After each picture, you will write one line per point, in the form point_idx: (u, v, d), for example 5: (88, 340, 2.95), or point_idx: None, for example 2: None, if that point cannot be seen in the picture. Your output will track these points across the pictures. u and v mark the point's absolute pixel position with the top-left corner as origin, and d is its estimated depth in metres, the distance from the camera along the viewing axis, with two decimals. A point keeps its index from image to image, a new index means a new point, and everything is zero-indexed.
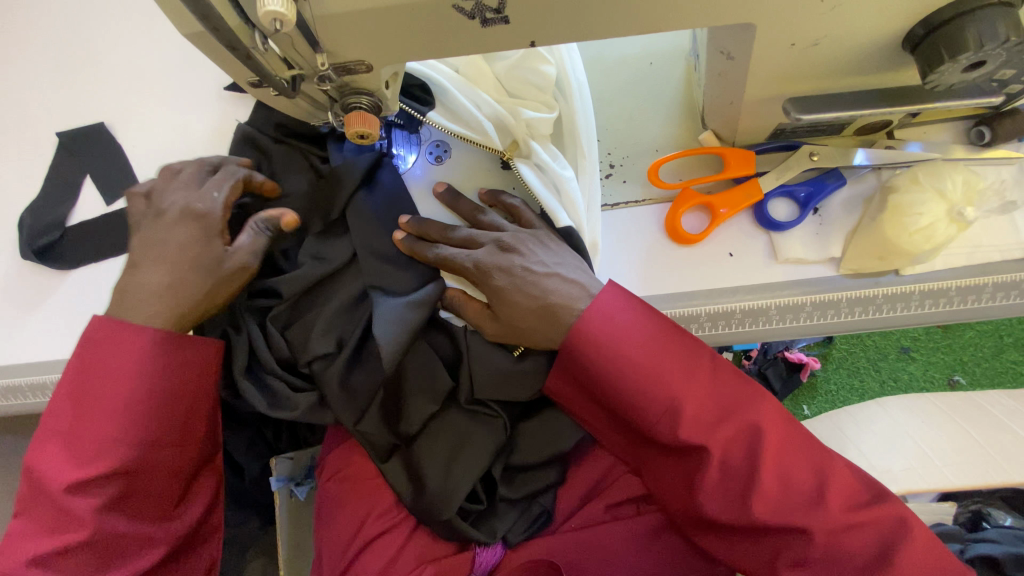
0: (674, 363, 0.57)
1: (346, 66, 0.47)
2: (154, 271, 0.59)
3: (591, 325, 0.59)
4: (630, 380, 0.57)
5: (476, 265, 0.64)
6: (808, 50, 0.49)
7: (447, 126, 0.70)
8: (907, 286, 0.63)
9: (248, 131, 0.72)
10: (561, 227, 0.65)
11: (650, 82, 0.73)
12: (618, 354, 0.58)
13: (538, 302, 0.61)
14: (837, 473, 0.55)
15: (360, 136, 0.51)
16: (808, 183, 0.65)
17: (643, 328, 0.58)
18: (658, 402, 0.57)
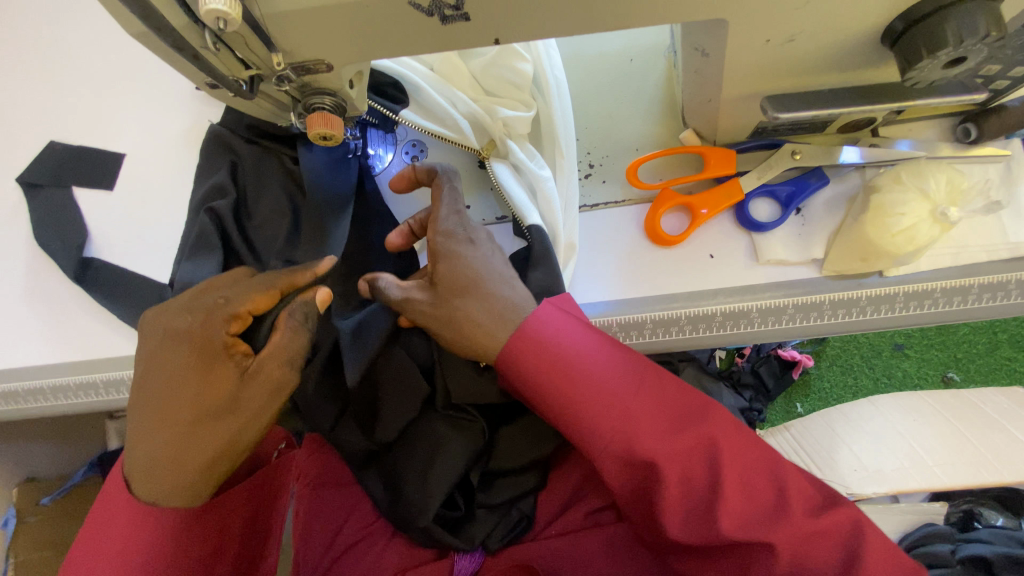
0: (621, 379, 0.54)
1: (305, 65, 0.46)
2: (150, 434, 0.48)
3: (532, 343, 0.54)
4: (578, 401, 0.53)
5: (445, 235, 0.56)
6: (784, 46, 0.47)
7: (419, 125, 0.68)
8: (891, 287, 0.62)
9: (223, 133, 0.73)
10: (531, 226, 0.63)
11: (631, 78, 0.71)
12: (563, 374, 0.54)
13: (474, 288, 0.55)
14: (793, 478, 0.54)
15: (323, 138, 0.50)
16: (790, 182, 0.64)
17: (586, 345, 0.55)
18: (606, 424, 0.53)
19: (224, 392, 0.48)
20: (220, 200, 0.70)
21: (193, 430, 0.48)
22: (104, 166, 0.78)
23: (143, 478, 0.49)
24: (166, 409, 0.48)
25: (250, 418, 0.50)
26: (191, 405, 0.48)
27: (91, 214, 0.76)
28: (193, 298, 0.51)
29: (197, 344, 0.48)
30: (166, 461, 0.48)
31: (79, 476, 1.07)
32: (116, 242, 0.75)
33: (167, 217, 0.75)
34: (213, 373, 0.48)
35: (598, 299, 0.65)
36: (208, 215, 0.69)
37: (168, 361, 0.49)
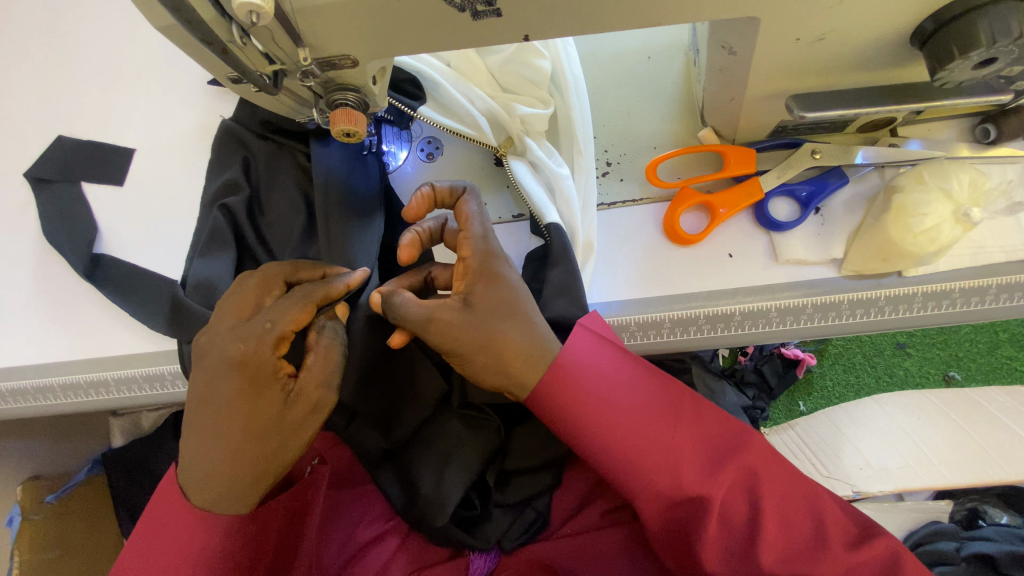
0: (663, 414, 0.54)
1: (330, 61, 0.45)
2: (200, 451, 0.48)
3: (573, 382, 0.53)
4: (621, 441, 0.53)
5: (484, 260, 0.53)
6: (813, 45, 0.47)
7: (435, 120, 0.67)
8: (911, 287, 0.62)
9: (233, 128, 0.72)
10: (548, 223, 0.62)
11: (648, 76, 0.71)
12: (606, 413, 0.53)
13: (515, 312, 0.52)
14: (831, 510, 0.54)
15: (346, 135, 0.49)
16: (810, 182, 0.64)
17: (626, 381, 0.54)
18: (649, 465, 0.52)
19: (272, 414, 0.49)
20: (233, 197, 0.69)
21: (241, 449, 0.48)
22: (114, 162, 0.77)
23: (193, 489, 0.50)
24: (217, 427, 0.48)
25: (295, 439, 0.51)
26: (240, 428, 0.48)
27: (101, 209, 0.75)
28: (241, 315, 0.51)
29: (247, 366, 0.48)
30: (216, 475, 0.49)
31: (84, 474, 1.05)
32: (127, 239, 0.74)
33: (178, 214, 0.74)
34: (266, 395, 0.49)
35: (616, 298, 0.64)
36: (221, 212, 0.68)
37: (217, 380, 0.48)
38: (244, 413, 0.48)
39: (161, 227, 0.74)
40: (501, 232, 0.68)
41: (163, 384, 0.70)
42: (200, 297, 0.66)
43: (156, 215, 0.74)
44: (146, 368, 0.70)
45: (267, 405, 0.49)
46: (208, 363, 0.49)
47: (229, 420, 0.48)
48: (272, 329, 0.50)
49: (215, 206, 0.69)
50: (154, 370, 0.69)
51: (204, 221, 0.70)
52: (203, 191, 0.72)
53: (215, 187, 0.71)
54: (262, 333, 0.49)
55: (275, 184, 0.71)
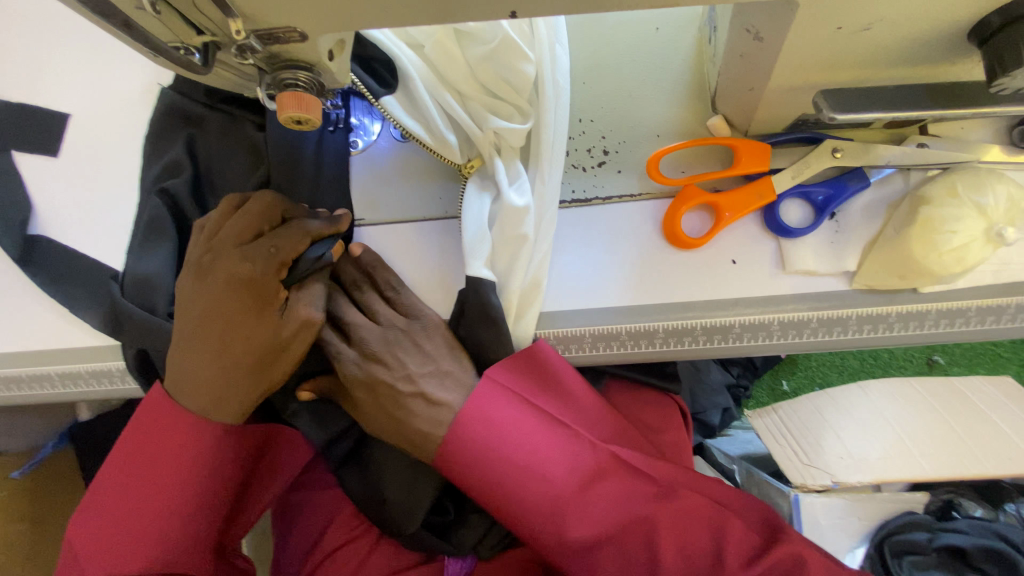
0: (560, 454, 0.55)
1: (272, 33, 0.37)
2: (199, 361, 0.51)
3: (468, 427, 0.54)
4: (514, 483, 0.54)
5: (380, 340, 0.57)
6: (855, 35, 0.40)
7: (399, 119, 0.58)
8: (925, 304, 0.57)
9: (175, 99, 0.64)
10: (474, 277, 0.56)
11: (655, 51, 0.62)
12: (504, 459, 0.54)
13: (406, 388, 0.56)
14: (736, 533, 0.54)
15: (296, 123, 0.42)
16: (828, 184, 0.57)
17: (523, 421, 0.55)
18: (543, 505, 0.53)
19: (266, 334, 0.51)
20: (175, 178, 0.62)
21: (241, 361, 0.51)
22: (47, 128, 0.67)
23: (190, 395, 0.52)
24: (214, 336, 0.51)
25: (281, 364, 0.53)
26: (236, 344, 0.51)
27: (35, 183, 0.66)
28: (247, 239, 0.52)
29: (252, 285, 0.51)
30: (210, 387, 0.51)
31: (47, 449, 0.97)
32: (63, 219, 0.65)
33: (121, 191, 0.66)
34: (266, 324, 0.51)
35: (598, 306, 0.59)
36: (159, 196, 0.61)
37: (207, 299, 0.52)
38: (242, 330, 0.51)
39: (101, 206, 0.65)
40: (449, 254, 0.61)
41: (113, 380, 0.64)
42: (138, 292, 0.59)
43: (96, 191, 0.66)
44: (93, 364, 0.63)
45: (268, 326, 0.51)
46: (201, 283, 0.52)
47: (226, 335, 0.51)
48: (257, 252, 0.51)
49: (154, 190, 0.62)
50: (101, 366, 0.63)
51: (144, 204, 0.63)
52: (144, 167, 0.65)
53: (157, 165, 0.63)
54: (252, 259, 0.51)
55: (225, 166, 0.64)
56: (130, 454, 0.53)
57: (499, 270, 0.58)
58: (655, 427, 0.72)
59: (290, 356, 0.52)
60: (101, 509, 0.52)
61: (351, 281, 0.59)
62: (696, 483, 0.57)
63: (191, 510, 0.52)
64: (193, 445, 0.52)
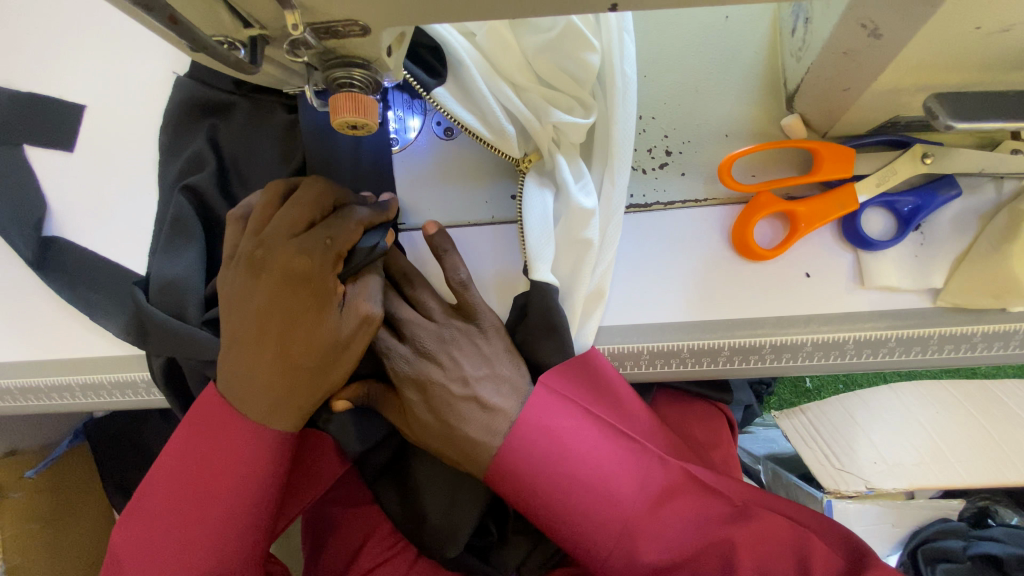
0: (623, 470, 0.51)
1: (330, 27, 0.32)
2: (252, 364, 0.47)
3: (526, 442, 0.50)
4: (578, 503, 0.50)
5: (433, 337, 0.53)
6: (992, 35, 0.35)
7: (451, 110, 0.53)
8: (1013, 324, 0.53)
9: (193, 87, 0.59)
10: (537, 280, 0.52)
11: (722, 41, 0.57)
12: (564, 474, 0.50)
13: (461, 392, 0.52)
14: (819, 552, 0.50)
15: (351, 127, 0.37)
16: (915, 193, 0.52)
17: (584, 435, 0.51)
18: (609, 526, 0.50)
19: (325, 332, 0.46)
20: (199, 173, 0.57)
21: (298, 362, 0.47)
22: (60, 121, 0.63)
23: (241, 401, 0.48)
24: (268, 337, 0.46)
25: (342, 363, 0.48)
26: (293, 342, 0.46)
27: (47, 180, 0.62)
28: (299, 228, 0.46)
29: (306, 279, 0.46)
30: (267, 393, 0.47)
31: (64, 446, 0.94)
32: (80, 219, 0.61)
33: (142, 189, 0.61)
34: (325, 322, 0.46)
35: (657, 321, 0.55)
36: (184, 193, 0.57)
37: (257, 296, 0.47)
38: (299, 329, 0.46)
39: (120, 206, 0.61)
40: (504, 261, 0.57)
41: (137, 392, 0.60)
42: (164, 298, 0.55)
43: (115, 190, 0.61)
44: (116, 375, 0.59)
45: (327, 324, 0.46)
46: (249, 277, 0.47)
47: (281, 334, 0.46)
48: (310, 243, 0.46)
49: (176, 188, 0.57)
50: (125, 377, 0.59)
51: (165, 203, 0.58)
52: (163, 163, 0.60)
53: (179, 160, 0.59)
54: (303, 250, 0.46)
55: (251, 160, 0.59)
56: (181, 455, 0.48)
57: (563, 275, 0.54)
58: (705, 443, 0.69)
59: (350, 354, 0.48)
60: (144, 519, 0.48)
61: (401, 272, 0.54)
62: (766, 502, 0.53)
63: (246, 516, 0.48)
64: (249, 449, 0.48)
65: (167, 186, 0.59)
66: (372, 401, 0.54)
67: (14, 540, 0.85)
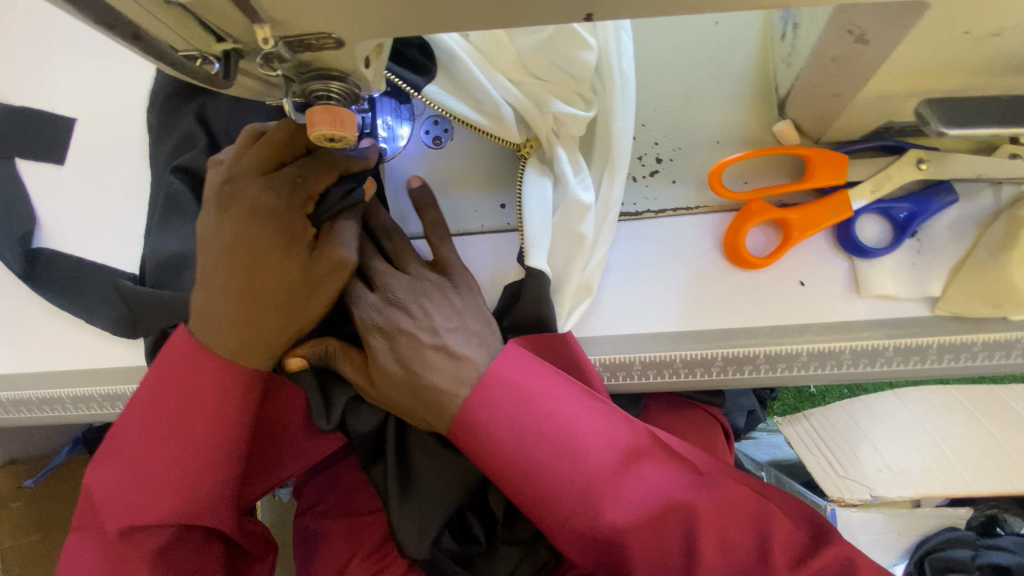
0: (588, 429, 0.48)
1: (303, 40, 0.31)
2: (223, 300, 0.47)
3: (491, 395, 0.48)
4: (540, 459, 0.47)
5: (407, 290, 0.52)
6: (983, 40, 0.34)
7: (443, 99, 0.52)
8: (1013, 333, 0.51)
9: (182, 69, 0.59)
10: (529, 267, 0.51)
11: (713, 46, 0.56)
12: (528, 428, 0.47)
13: (431, 344, 0.50)
14: (780, 526, 0.47)
15: (328, 140, 0.36)
16: (911, 199, 0.51)
17: (552, 394, 0.49)
18: (568, 483, 0.47)
19: (296, 268, 0.47)
20: (190, 152, 0.57)
21: (268, 299, 0.47)
22: (51, 133, 0.63)
23: (212, 338, 0.48)
24: (239, 271, 0.47)
25: (313, 302, 0.48)
26: (264, 278, 0.47)
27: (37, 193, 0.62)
28: (270, 167, 0.48)
29: (275, 216, 0.47)
30: (237, 330, 0.47)
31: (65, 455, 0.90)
32: (70, 229, 0.61)
33: (132, 201, 0.61)
34: (298, 258, 0.47)
35: (647, 330, 0.54)
36: (176, 175, 0.56)
37: (229, 233, 0.47)
38: (270, 264, 0.47)
39: (110, 217, 0.61)
40: (497, 262, 0.57)
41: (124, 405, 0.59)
42: (167, 275, 0.55)
43: (104, 201, 0.61)
44: (105, 388, 0.58)
45: (299, 261, 0.47)
46: (223, 215, 0.48)
47: (254, 269, 0.47)
48: (282, 180, 0.47)
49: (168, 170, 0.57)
50: (112, 390, 0.58)
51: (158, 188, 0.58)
52: (154, 148, 0.60)
53: (171, 143, 0.58)
54: (276, 186, 0.47)
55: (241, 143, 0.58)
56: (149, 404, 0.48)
57: (557, 266, 0.54)
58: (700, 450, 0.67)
59: (321, 293, 0.48)
60: (118, 460, 0.48)
61: (382, 228, 0.54)
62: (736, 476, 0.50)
63: (213, 464, 0.48)
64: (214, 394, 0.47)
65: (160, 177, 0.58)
66: (329, 358, 0.51)
67: (13, 552, 0.85)
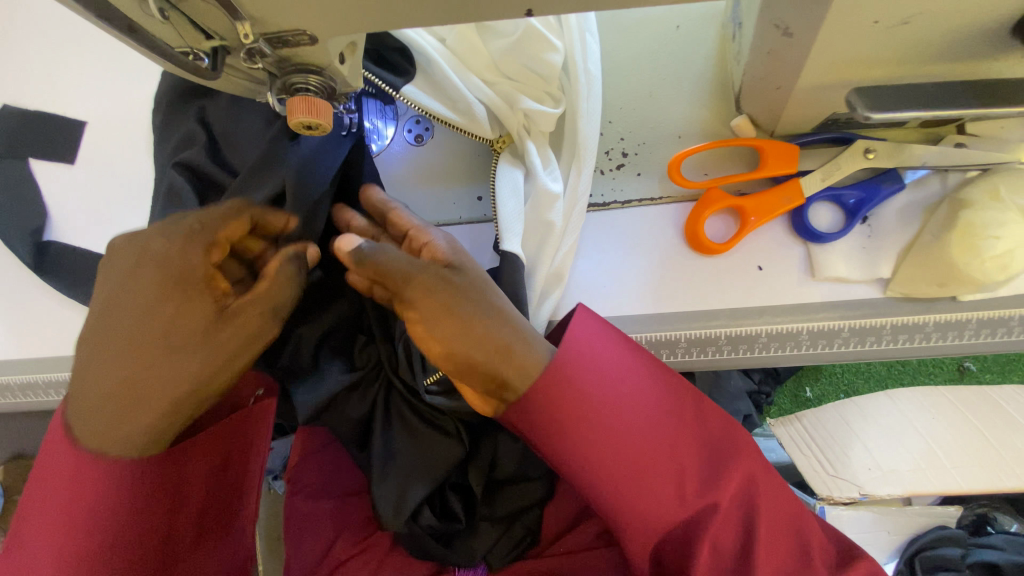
0: (662, 410, 0.49)
1: (280, 37, 0.36)
2: (97, 376, 0.42)
3: (573, 367, 0.48)
4: (622, 437, 0.47)
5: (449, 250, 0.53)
6: (894, 29, 0.37)
7: (420, 101, 0.56)
8: (964, 313, 0.54)
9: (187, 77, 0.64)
10: (503, 250, 0.54)
11: (674, 48, 0.60)
12: (605, 406, 0.48)
13: (486, 291, 0.50)
14: (814, 532, 0.52)
15: (306, 127, 0.40)
16: (859, 187, 0.54)
17: (629, 371, 0.50)
18: (646, 466, 0.48)
19: (205, 332, 0.44)
20: (192, 150, 0.62)
21: (151, 376, 0.42)
22: (62, 137, 0.68)
23: (81, 418, 0.42)
24: (128, 341, 0.42)
25: (218, 370, 0.44)
26: (158, 348, 0.42)
27: (47, 191, 0.67)
28: (189, 230, 0.46)
29: (184, 279, 0.44)
30: (109, 413, 0.42)
31: None
32: (78, 224, 0.66)
33: (135, 197, 0.66)
34: (198, 324, 0.44)
35: (615, 313, 0.57)
36: (180, 170, 0.62)
37: (130, 295, 0.43)
38: (165, 334, 0.43)
39: (114, 213, 0.66)
40: (479, 252, 0.61)
41: None
42: None
43: (111, 199, 0.66)
44: None
45: (193, 333, 0.43)
46: (124, 279, 0.44)
47: (143, 342, 0.42)
48: (189, 244, 0.45)
49: (171, 165, 0.62)
50: None
51: (159, 182, 0.63)
52: (158, 146, 0.65)
53: (174, 141, 0.64)
54: (187, 251, 0.45)
55: (236, 141, 0.63)
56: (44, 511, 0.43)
57: (530, 251, 0.57)
58: None
59: (217, 371, 0.44)
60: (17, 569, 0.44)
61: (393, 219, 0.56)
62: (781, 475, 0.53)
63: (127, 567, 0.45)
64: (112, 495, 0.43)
65: (162, 175, 0.63)
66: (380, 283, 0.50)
67: None
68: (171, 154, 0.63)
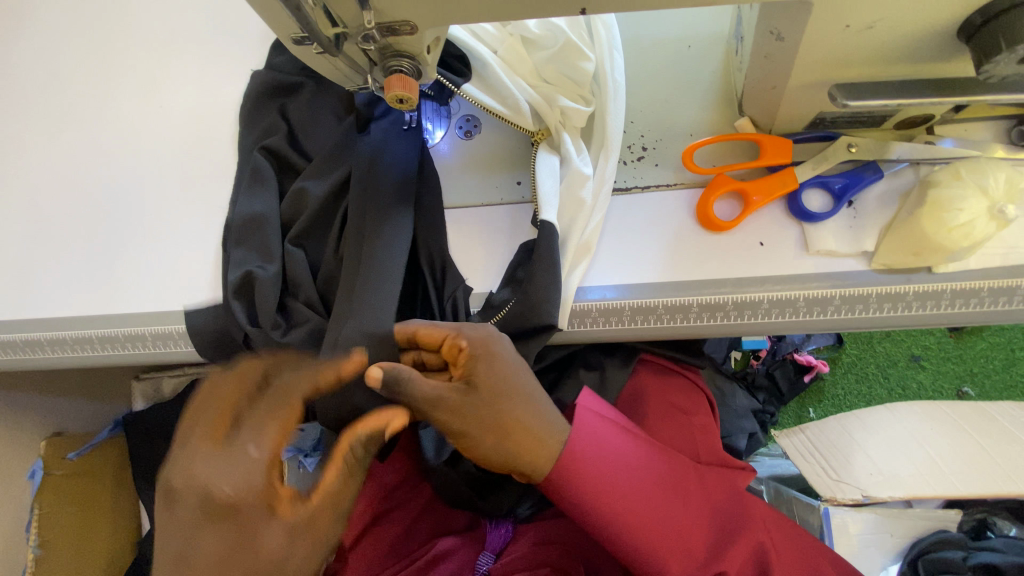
0: (669, 488, 0.60)
1: (391, 26, 0.47)
2: None
3: (595, 457, 0.59)
4: (637, 513, 0.58)
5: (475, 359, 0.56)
6: (862, 33, 0.48)
7: (477, 98, 0.68)
8: (939, 284, 0.61)
9: (273, 76, 0.75)
10: (542, 220, 0.64)
11: (687, 64, 0.72)
12: (623, 490, 0.58)
13: (520, 390, 0.57)
14: None
15: (398, 100, 0.50)
16: (845, 175, 0.65)
17: (637, 457, 0.61)
18: (661, 540, 0.58)
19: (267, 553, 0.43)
20: (274, 137, 0.73)
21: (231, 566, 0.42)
22: (158, 125, 0.79)
23: None
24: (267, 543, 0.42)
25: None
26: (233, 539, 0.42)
27: (139, 171, 0.77)
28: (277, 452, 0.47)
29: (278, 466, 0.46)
30: None
31: (104, 433, 0.97)
32: (165, 198, 0.75)
33: (214, 178, 0.76)
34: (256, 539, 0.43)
35: (636, 279, 0.65)
36: (262, 152, 0.72)
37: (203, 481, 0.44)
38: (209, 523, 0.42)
39: (195, 189, 0.75)
40: (518, 228, 0.70)
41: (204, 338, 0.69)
42: (249, 227, 0.69)
43: (192, 179, 0.76)
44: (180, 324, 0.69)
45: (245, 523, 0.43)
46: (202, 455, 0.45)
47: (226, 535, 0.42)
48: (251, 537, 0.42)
49: (255, 148, 0.73)
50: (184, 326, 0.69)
51: (243, 161, 0.74)
52: (244, 131, 0.76)
53: (260, 127, 0.75)
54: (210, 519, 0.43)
55: (313, 131, 0.74)
56: None
57: (563, 224, 0.66)
58: (684, 408, 0.77)
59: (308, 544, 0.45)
60: None
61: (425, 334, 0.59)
62: (794, 530, 0.62)
63: None
64: None
65: (247, 156, 0.74)
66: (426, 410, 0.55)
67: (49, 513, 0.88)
68: (258, 138, 0.74)
